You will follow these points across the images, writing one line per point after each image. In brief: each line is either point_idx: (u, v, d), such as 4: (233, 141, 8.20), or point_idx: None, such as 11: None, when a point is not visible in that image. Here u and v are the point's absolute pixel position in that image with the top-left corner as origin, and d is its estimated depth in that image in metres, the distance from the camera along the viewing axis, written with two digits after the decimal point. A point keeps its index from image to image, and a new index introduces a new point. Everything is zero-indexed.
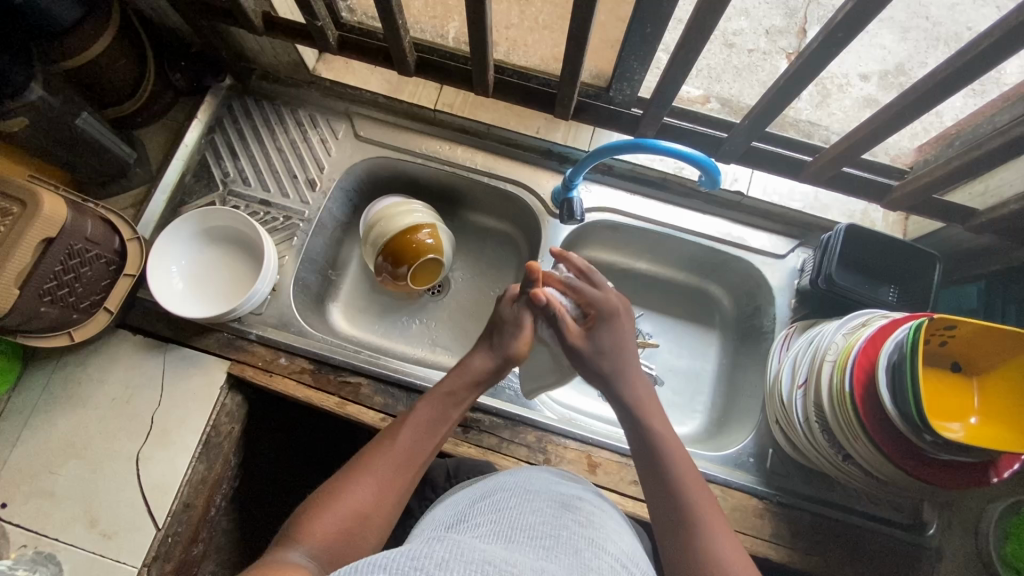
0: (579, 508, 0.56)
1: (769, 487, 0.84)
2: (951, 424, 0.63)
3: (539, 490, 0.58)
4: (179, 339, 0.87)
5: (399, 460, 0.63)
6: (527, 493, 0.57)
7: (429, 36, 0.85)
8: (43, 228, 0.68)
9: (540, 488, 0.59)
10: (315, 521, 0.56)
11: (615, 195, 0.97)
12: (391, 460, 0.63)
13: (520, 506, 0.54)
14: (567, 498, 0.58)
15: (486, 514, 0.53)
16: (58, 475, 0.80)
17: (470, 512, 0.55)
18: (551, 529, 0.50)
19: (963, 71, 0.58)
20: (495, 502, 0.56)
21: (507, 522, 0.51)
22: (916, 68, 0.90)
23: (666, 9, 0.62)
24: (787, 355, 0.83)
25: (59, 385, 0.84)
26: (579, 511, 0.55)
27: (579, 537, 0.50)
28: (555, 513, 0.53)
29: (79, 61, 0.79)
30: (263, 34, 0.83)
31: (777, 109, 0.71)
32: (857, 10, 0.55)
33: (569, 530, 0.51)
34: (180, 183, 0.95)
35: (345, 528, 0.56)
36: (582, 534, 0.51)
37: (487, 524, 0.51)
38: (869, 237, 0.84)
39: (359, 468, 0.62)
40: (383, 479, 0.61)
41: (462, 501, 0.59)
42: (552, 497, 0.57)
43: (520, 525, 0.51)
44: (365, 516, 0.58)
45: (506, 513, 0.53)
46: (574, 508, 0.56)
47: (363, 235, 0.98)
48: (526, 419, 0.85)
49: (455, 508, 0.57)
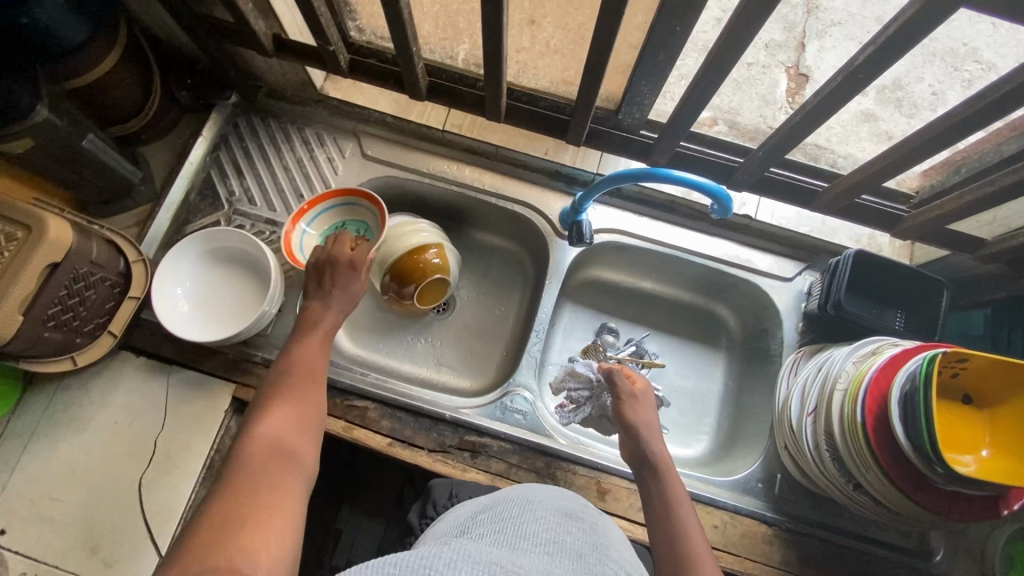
0: (583, 517, 0.57)
1: (778, 513, 0.84)
2: (961, 457, 0.63)
3: (542, 501, 0.58)
4: (184, 361, 0.85)
5: (307, 368, 0.66)
6: (530, 503, 0.57)
7: (440, 56, 0.84)
8: (49, 252, 0.67)
9: (543, 498, 0.59)
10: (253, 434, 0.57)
11: (622, 217, 0.98)
12: (299, 371, 0.65)
13: (523, 513, 0.54)
14: (571, 508, 0.58)
15: (488, 523, 0.53)
16: (59, 500, 0.78)
17: (474, 521, 0.55)
18: (555, 536, 0.50)
19: (983, 113, 0.57)
20: (497, 513, 0.55)
21: (510, 530, 0.51)
22: (913, 83, 0.87)
23: (680, 40, 0.63)
24: (796, 382, 0.84)
25: (60, 407, 0.83)
26: (582, 520, 0.56)
27: (581, 543, 0.51)
28: (559, 520, 0.54)
29: (85, 80, 0.78)
30: (273, 55, 0.82)
31: (794, 140, 0.71)
32: (878, 53, 0.54)
33: (572, 536, 0.52)
34: (185, 202, 0.94)
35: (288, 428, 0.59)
36: (586, 541, 0.52)
37: (492, 533, 0.51)
38: (878, 264, 0.84)
39: (277, 384, 0.63)
40: (308, 377, 0.65)
41: (465, 513, 0.59)
42: (554, 506, 0.57)
43: (524, 532, 0.51)
44: (304, 414, 0.61)
45: (509, 522, 0.52)
46: (578, 517, 0.56)
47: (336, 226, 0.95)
48: (536, 445, 0.85)
49: (457, 520, 0.57)
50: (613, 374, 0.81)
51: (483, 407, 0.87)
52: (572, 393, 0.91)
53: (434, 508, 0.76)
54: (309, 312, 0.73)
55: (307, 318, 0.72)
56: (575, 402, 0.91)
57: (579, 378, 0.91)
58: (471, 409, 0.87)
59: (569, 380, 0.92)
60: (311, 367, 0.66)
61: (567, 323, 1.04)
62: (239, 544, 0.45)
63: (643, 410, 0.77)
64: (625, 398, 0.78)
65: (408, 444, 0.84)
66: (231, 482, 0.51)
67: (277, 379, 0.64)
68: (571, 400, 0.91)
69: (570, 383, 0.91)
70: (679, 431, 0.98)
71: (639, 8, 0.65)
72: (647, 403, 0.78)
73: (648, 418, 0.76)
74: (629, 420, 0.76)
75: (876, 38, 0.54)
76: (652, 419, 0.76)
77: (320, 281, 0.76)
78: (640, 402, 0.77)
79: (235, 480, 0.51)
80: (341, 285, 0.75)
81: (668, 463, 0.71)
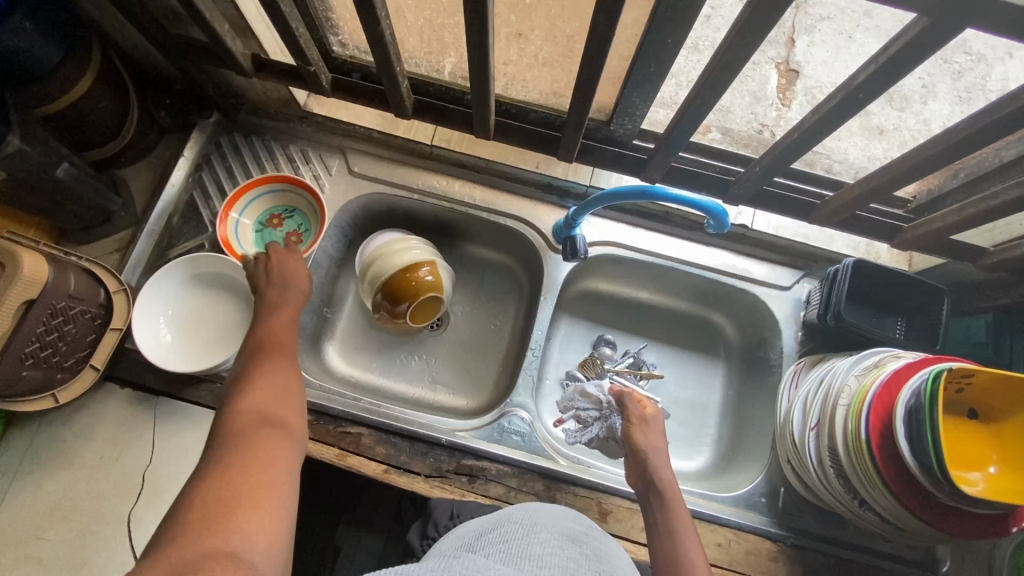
0: (586, 542, 0.56)
1: (783, 529, 0.83)
2: (970, 475, 0.62)
3: (545, 522, 0.56)
4: (170, 392, 0.83)
5: (278, 354, 0.69)
6: (534, 525, 0.55)
7: (425, 70, 0.82)
8: (24, 290, 0.64)
9: (547, 520, 0.57)
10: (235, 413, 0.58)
11: (617, 229, 0.96)
12: (272, 356, 0.68)
13: (528, 535, 0.52)
14: (572, 531, 0.57)
15: (494, 543, 0.51)
16: (43, 541, 0.76)
17: (479, 538, 0.53)
18: (560, 561, 0.49)
19: (988, 130, 0.56)
20: (503, 531, 0.54)
21: (515, 550, 0.49)
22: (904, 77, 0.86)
23: (673, 52, 0.60)
24: (798, 394, 0.82)
25: (44, 443, 0.80)
26: (585, 545, 0.55)
27: (585, 569, 0.50)
28: (562, 545, 0.53)
29: (58, 106, 0.75)
30: (253, 76, 0.80)
31: (792, 155, 0.69)
32: (879, 72, 0.52)
33: (575, 562, 0.50)
34: (167, 226, 0.92)
35: (268, 405, 0.61)
36: (590, 568, 0.50)
37: (498, 550, 0.49)
38: (878, 272, 0.83)
39: (255, 370, 0.65)
40: (276, 363, 0.67)
41: (470, 530, 0.57)
42: (557, 530, 0.56)
43: (529, 553, 0.49)
44: (282, 395, 0.63)
45: (514, 541, 0.51)
46: (581, 542, 0.55)
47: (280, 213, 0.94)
48: (535, 468, 0.83)
49: (463, 537, 0.55)
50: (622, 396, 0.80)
51: (480, 430, 0.85)
52: (582, 413, 0.88)
53: (437, 528, 0.74)
54: (269, 302, 0.77)
55: (267, 307, 0.76)
56: (582, 423, 0.88)
57: (588, 399, 0.88)
58: (467, 432, 0.85)
59: (578, 399, 0.89)
60: (282, 354, 0.69)
61: (563, 337, 1.02)
62: (236, 523, 0.46)
63: (654, 438, 0.75)
64: (635, 422, 0.77)
65: (404, 470, 0.82)
66: (221, 462, 0.52)
67: (252, 365, 0.66)
68: (580, 421, 0.88)
69: (580, 403, 0.88)
70: (680, 443, 0.97)
71: (630, 20, 0.63)
72: (656, 429, 0.77)
73: (658, 443, 0.75)
74: (636, 443, 0.74)
75: (877, 57, 0.52)
76: (661, 445, 0.75)
77: (268, 271, 0.80)
78: (648, 429, 0.76)
79: (223, 460, 0.52)
80: (291, 276, 0.81)
81: (676, 492, 0.70)
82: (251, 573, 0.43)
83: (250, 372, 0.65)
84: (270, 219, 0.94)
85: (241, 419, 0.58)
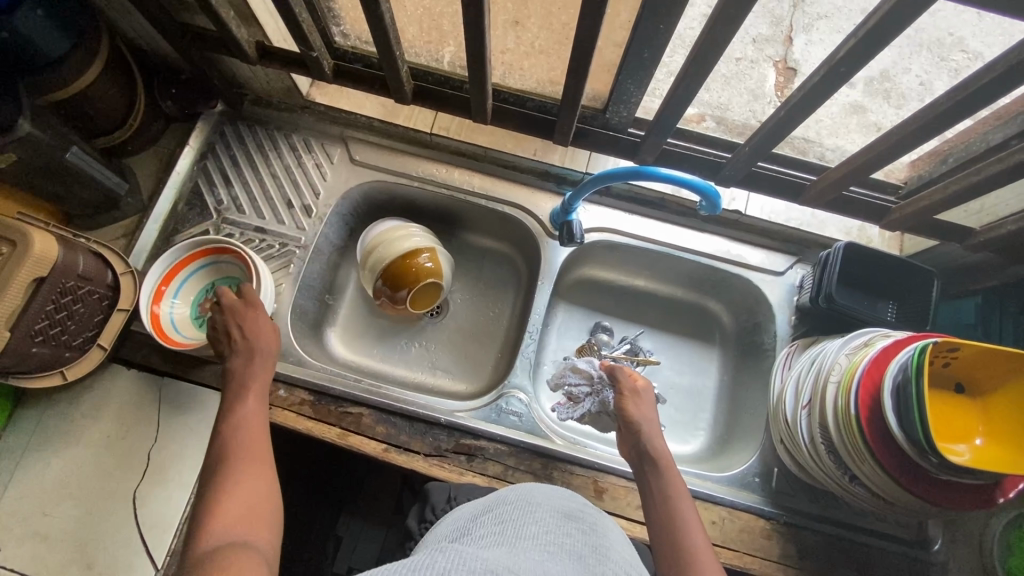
0: (582, 517, 0.57)
1: (776, 507, 0.84)
2: (955, 446, 0.63)
3: (541, 501, 0.58)
4: (175, 372, 0.85)
5: (250, 448, 0.64)
6: (529, 504, 0.56)
7: (425, 59, 0.84)
8: (35, 267, 0.66)
9: (543, 499, 0.59)
10: (204, 535, 0.53)
11: (613, 216, 0.98)
12: (241, 452, 0.64)
13: (522, 514, 0.54)
14: (569, 508, 0.58)
15: (488, 527, 0.52)
16: (51, 516, 0.77)
17: (474, 525, 0.54)
18: (555, 538, 0.50)
19: (967, 103, 0.57)
20: (498, 513, 0.55)
21: (510, 532, 0.51)
22: (901, 74, 0.88)
23: (664, 36, 0.62)
24: (790, 375, 0.84)
25: (52, 423, 0.82)
26: (582, 520, 0.56)
27: (581, 544, 0.51)
28: (558, 522, 0.54)
29: (67, 93, 0.78)
30: (257, 63, 0.82)
31: (780, 135, 0.71)
32: (859, 46, 0.54)
33: (571, 538, 0.52)
34: (172, 213, 0.94)
35: (241, 521, 0.55)
36: (586, 543, 0.52)
37: (491, 535, 0.50)
38: (868, 255, 0.84)
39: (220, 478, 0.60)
40: (249, 464, 0.62)
41: (466, 515, 0.58)
42: (554, 507, 0.57)
43: (523, 535, 0.50)
44: (257, 504, 0.58)
45: (509, 523, 0.52)
46: (577, 517, 0.56)
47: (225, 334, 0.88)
48: (531, 447, 0.84)
49: (458, 523, 0.56)
50: (616, 372, 0.81)
51: (478, 410, 0.87)
52: (573, 388, 0.90)
53: (434, 511, 0.77)
54: (233, 379, 0.74)
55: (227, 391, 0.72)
56: (575, 400, 0.90)
57: (580, 375, 0.90)
58: (466, 412, 0.86)
59: (570, 375, 0.90)
60: (254, 453, 0.64)
61: (561, 322, 1.04)
62: None
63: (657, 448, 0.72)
64: (627, 394, 0.79)
65: (404, 449, 0.84)
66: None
67: (219, 476, 0.60)
68: (572, 397, 0.89)
69: (570, 379, 0.90)
70: (676, 427, 0.98)
71: (623, 5, 0.65)
72: (648, 402, 0.79)
73: (649, 416, 0.77)
74: (630, 416, 0.76)
75: (856, 32, 0.54)
76: (652, 417, 0.76)
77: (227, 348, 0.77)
78: (638, 401, 0.78)
79: None
80: (246, 341, 0.77)
81: (667, 459, 0.71)
82: None
83: (219, 480, 0.60)
84: (203, 301, 0.88)
85: (209, 540, 0.52)
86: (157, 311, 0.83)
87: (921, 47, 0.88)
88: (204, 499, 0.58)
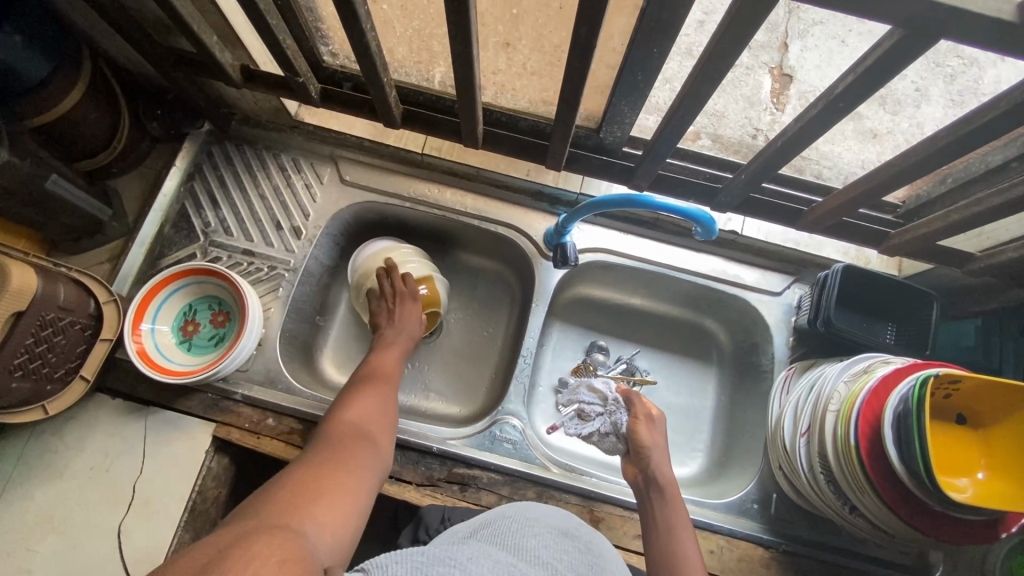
0: (578, 536, 0.58)
1: (775, 535, 0.82)
2: (958, 481, 0.62)
3: (537, 516, 0.59)
4: (161, 401, 0.83)
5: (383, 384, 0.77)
6: (528, 520, 0.57)
7: (415, 79, 0.82)
8: (15, 300, 0.65)
9: (540, 515, 0.59)
10: (335, 425, 0.69)
11: (608, 235, 0.96)
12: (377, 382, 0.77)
13: (522, 528, 0.55)
14: (566, 526, 0.59)
15: (490, 535, 0.53)
16: (33, 553, 0.75)
17: (474, 532, 0.55)
18: (554, 553, 0.51)
19: (969, 137, 0.56)
20: (498, 526, 0.56)
21: (511, 543, 0.51)
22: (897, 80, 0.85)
23: (658, 61, 0.61)
24: (789, 400, 0.82)
25: (34, 454, 0.80)
26: (577, 539, 0.57)
27: (578, 561, 0.52)
28: (556, 538, 0.55)
29: (48, 118, 0.76)
30: (243, 86, 0.80)
31: (777, 164, 0.69)
32: (859, 81, 0.53)
33: (569, 554, 0.52)
34: (159, 235, 0.92)
35: (362, 424, 0.70)
36: (583, 560, 0.52)
37: (494, 542, 0.52)
38: (867, 278, 0.83)
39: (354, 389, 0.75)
40: (379, 387, 0.77)
41: (462, 527, 0.59)
42: (551, 525, 0.58)
43: (524, 547, 0.51)
44: (378, 415, 0.73)
45: (510, 534, 0.53)
46: (573, 536, 0.57)
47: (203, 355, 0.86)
48: (526, 475, 0.83)
49: (456, 532, 0.57)
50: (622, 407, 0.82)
51: (471, 438, 0.85)
52: (587, 407, 0.86)
53: (428, 531, 0.74)
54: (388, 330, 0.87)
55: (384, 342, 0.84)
56: (585, 416, 0.86)
57: (595, 394, 0.86)
58: (459, 440, 0.85)
59: (586, 393, 0.87)
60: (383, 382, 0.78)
61: (556, 343, 1.02)
62: (313, 509, 0.53)
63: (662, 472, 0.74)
64: (641, 419, 0.79)
65: (395, 479, 0.82)
66: (310, 461, 0.61)
67: (354, 388, 0.76)
68: (584, 414, 0.85)
69: (586, 397, 0.87)
70: (673, 448, 0.97)
71: (616, 29, 0.63)
72: (660, 430, 0.80)
73: (658, 441, 0.78)
74: (642, 443, 0.77)
75: (856, 68, 0.53)
76: (662, 445, 0.77)
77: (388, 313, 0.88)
78: (651, 425, 0.79)
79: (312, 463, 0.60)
80: (412, 315, 0.88)
81: (673, 489, 0.73)
82: (310, 542, 0.48)
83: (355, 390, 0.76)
84: (184, 323, 0.87)
85: (336, 430, 0.67)
86: (141, 344, 0.81)
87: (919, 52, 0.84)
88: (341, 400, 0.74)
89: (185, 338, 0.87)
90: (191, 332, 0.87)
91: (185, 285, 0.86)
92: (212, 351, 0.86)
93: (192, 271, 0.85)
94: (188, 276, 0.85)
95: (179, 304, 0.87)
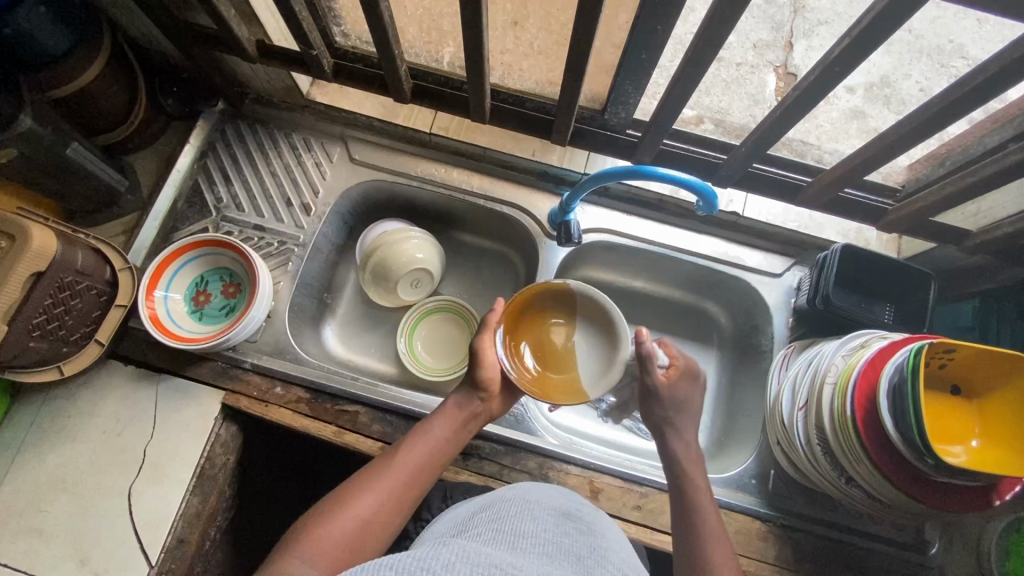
0: (580, 517, 0.57)
1: (771, 508, 0.84)
2: (951, 448, 0.64)
3: (538, 500, 0.57)
4: (172, 368, 0.85)
5: (396, 482, 0.64)
6: (527, 503, 0.56)
7: (424, 59, 0.84)
8: (33, 262, 0.67)
9: (539, 497, 0.58)
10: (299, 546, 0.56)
11: (612, 216, 0.98)
12: (388, 481, 0.64)
13: (520, 511, 0.53)
14: (568, 508, 0.58)
15: (487, 521, 0.52)
16: (47, 512, 0.77)
17: (471, 522, 0.53)
18: (554, 538, 0.50)
19: (962, 103, 0.58)
20: (497, 510, 0.55)
21: (509, 529, 0.50)
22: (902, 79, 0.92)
23: (662, 38, 0.62)
24: (787, 376, 0.83)
25: (48, 418, 0.82)
26: (579, 520, 0.56)
27: (580, 545, 0.50)
28: (556, 521, 0.53)
29: (69, 90, 0.78)
30: (258, 61, 0.83)
31: (775, 136, 0.71)
32: (854, 45, 0.54)
33: (571, 537, 0.51)
34: (172, 210, 0.94)
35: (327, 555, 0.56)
36: (584, 543, 0.51)
37: (490, 531, 0.50)
38: (867, 256, 0.84)
39: (352, 491, 0.62)
40: (381, 496, 0.62)
41: (462, 513, 0.57)
42: (552, 507, 0.57)
43: (524, 532, 0.49)
44: (355, 540, 0.58)
45: (507, 520, 0.52)
46: (575, 517, 0.56)
47: (213, 326, 0.88)
48: (527, 446, 0.84)
49: (456, 520, 0.56)
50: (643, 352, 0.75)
51: None
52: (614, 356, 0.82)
53: (430, 509, 0.77)
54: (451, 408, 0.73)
55: (445, 422, 0.71)
56: None
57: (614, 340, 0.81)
58: None
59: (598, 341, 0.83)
60: (394, 489, 0.63)
61: None
62: None
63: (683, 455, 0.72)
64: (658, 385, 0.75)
65: None
66: None
67: (351, 490, 0.63)
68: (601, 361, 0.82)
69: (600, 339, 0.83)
70: None
71: (622, 8, 0.65)
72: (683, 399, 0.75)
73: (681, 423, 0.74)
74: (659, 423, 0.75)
75: (850, 31, 0.54)
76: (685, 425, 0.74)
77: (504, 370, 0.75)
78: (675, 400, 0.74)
79: None
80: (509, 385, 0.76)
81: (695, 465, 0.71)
82: None
83: (352, 490, 0.63)
84: (195, 293, 0.89)
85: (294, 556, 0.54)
86: (154, 310, 0.83)
87: (923, 54, 0.91)
88: (333, 499, 0.62)
89: (196, 308, 0.89)
90: (202, 302, 0.89)
91: (199, 256, 0.88)
92: (223, 321, 0.89)
93: (207, 241, 0.87)
94: (201, 247, 0.87)
95: (192, 274, 0.89)
